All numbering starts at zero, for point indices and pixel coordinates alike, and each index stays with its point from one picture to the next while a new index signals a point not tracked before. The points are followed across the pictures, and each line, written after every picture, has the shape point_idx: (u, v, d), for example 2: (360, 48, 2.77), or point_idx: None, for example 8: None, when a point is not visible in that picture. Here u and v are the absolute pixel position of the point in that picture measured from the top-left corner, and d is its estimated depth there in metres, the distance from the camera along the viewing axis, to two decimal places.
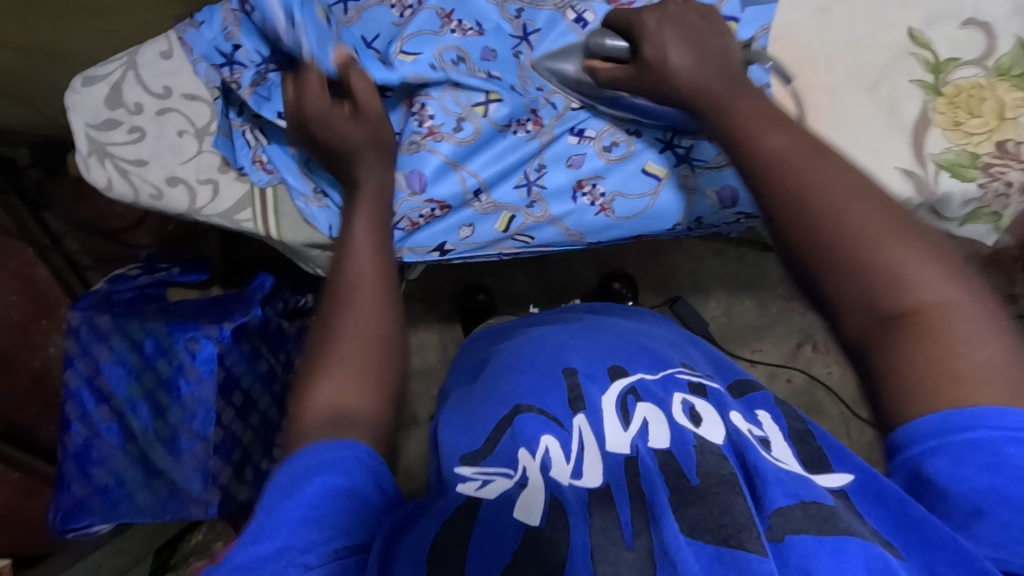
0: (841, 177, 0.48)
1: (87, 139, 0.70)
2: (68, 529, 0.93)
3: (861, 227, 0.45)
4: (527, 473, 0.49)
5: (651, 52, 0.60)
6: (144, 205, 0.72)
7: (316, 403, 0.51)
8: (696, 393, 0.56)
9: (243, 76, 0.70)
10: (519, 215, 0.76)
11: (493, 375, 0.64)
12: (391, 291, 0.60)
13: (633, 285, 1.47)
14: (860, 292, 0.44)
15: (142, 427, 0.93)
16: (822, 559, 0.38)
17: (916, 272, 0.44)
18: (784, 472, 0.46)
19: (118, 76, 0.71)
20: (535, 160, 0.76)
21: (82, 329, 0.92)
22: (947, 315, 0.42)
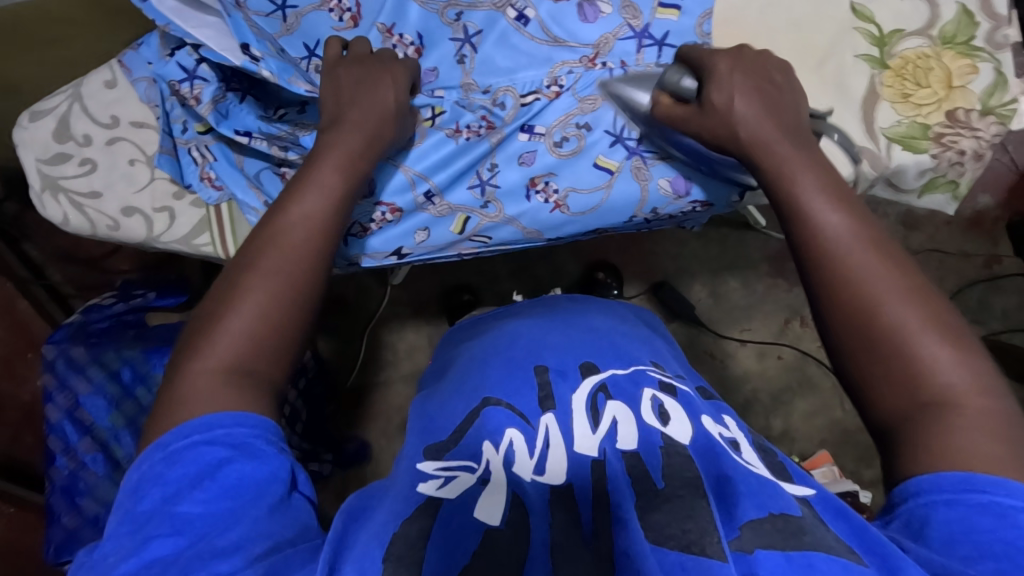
0: (894, 268, 0.51)
1: (39, 175, 0.70)
2: (61, 561, 0.91)
3: (906, 320, 0.49)
4: (489, 469, 0.51)
5: (716, 95, 0.61)
6: (102, 236, 0.72)
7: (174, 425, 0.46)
8: (665, 391, 0.58)
9: (204, 92, 0.68)
10: (473, 217, 0.77)
11: (463, 369, 0.65)
12: (316, 272, 0.55)
13: (617, 274, 1.47)
14: (894, 380, 0.48)
15: (127, 455, 0.93)
16: (785, 569, 0.38)
17: (948, 366, 0.47)
18: (753, 478, 0.47)
19: (64, 109, 0.71)
20: (487, 161, 0.75)
21: (58, 362, 0.93)
22: (976, 413, 0.45)
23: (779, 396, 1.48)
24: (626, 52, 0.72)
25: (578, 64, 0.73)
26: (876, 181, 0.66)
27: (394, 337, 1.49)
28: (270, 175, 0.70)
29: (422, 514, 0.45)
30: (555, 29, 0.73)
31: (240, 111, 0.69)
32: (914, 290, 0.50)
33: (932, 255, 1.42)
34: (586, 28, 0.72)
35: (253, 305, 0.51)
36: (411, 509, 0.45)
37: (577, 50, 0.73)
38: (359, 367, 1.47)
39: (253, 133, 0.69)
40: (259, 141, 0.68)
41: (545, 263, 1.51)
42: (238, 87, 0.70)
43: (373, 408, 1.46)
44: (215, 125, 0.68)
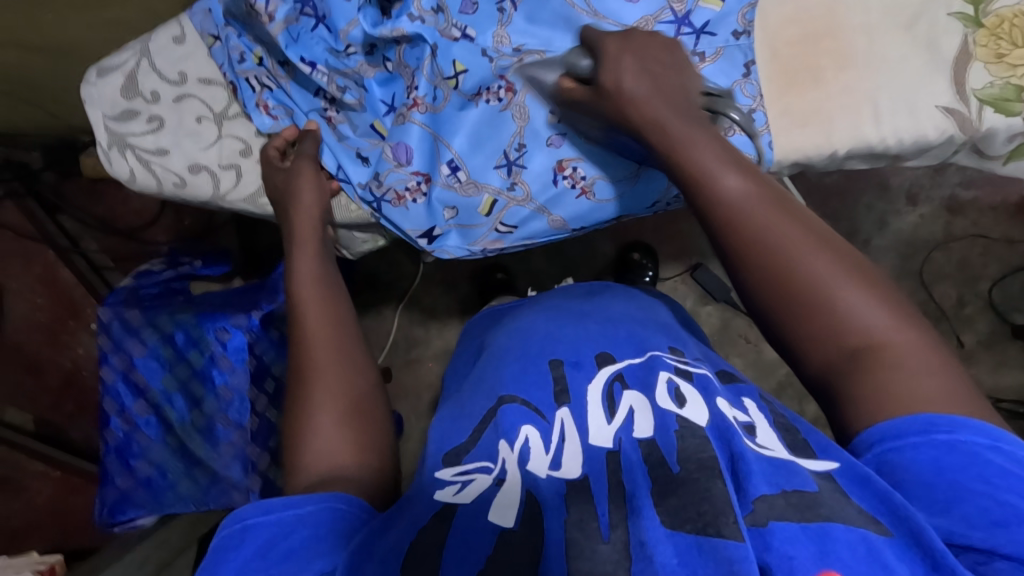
0: (800, 225, 0.49)
1: (106, 131, 0.70)
2: (115, 521, 0.94)
3: (821, 274, 0.47)
4: (505, 468, 0.47)
5: (608, 78, 0.56)
6: (168, 194, 0.71)
7: (307, 462, 0.49)
8: (681, 374, 0.53)
9: (278, 10, 0.66)
10: (500, 199, 0.67)
11: (484, 368, 0.62)
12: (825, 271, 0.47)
13: (652, 255, 1.46)
14: (823, 338, 0.46)
15: (179, 418, 0.94)
16: (802, 543, 0.37)
17: (861, 306, 0.46)
18: (767, 461, 0.43)
19: (131, 65, 0.70)
20: (514, 138, 0.66)
21: (114, 325, 0.93)
22: (905, 350, 0.44)
23: None
24: (664, 37, 0.64)
25: None
26: (961, 147, 0.65)
27: (426, 314, 1.50)
28: (317, 119, 0.70)
29: (438, 525, 0.43)
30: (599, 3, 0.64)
31: (309, 41, 0.67)
32: (824, 243, 0.48)
33: (976, 241, 1.39)
34: (629, 7, 0.64)
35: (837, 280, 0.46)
36: (432, 518, 0.44)
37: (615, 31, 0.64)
38: (391, 345, 1.49)
39: (317, 66, 0.67)
40: (321, 75, 0.67)
41: (578, 243, 1.50)
42: (313, 10, 0.67)
43: (404, 383, 1.49)
44: (283, 48, 0.67)
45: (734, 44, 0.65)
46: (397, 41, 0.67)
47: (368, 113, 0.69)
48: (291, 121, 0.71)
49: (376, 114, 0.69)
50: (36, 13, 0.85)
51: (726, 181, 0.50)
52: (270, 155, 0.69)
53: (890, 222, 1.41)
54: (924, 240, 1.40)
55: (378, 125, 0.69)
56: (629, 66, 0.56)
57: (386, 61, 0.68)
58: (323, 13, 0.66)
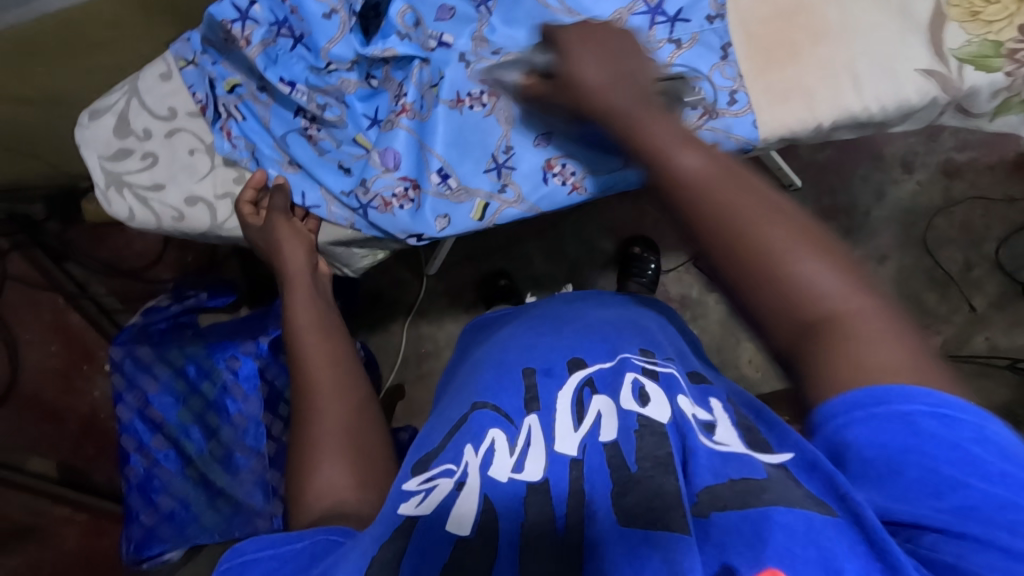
0: (756, 198, 0.45)
1: (102, 172, 0.71)
2: (142, 558, 0.93)
3: (778, 245, 0.43)
4: (466, 472, 0.47)
5: (563, 64, 0.55)
6: (167, 229, 0.72)
7: (311, 497, 0.50)
8: (648, 374, 0.52)
9: (255, 33, 0.66)
10: (492, 202, 0.67)
11: (465, 377, 0.61)
12: (783, 234, 0.43)
13: (652, 248, 1.46)
14: (777, 310, 0.42)
15: (197, 449, 0.94)
16: (740, 534, 0.37)
17: (818, 276, 0.42)
18: (720, 454, 0.43)
19: (122, 105, 0.72)
20: (501, 141, 0.67)
21: (126, 362, 0.95)
22: (860, 319, 0.40)
23: None
24: (638, 28, 0.65)
25: None
26: (946, 108, 0.65)
27: (433, 326, 1.50)
28: (297, 137, 0.69)
29: (399, 536, 0.43)
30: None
31: (289, 61, 0.67)
32: (783, 213, 0.44)
33: (977, 203, 1.38)
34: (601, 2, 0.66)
35: (801, 249, 0.43)
36: (389, 532, 0.43)
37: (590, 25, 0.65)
38: (401, 361, 1.50)
39: (298, 85, 0.67)
40: (303, 93, 0.67)
41: (578, 243, 1.50)
42: (291, 32, 0.67)
43: (417, 397, 1.49)
44: (263, 69, 0.66)
45: (708, 27, 0.65)
46: (385, 60, 0.68)
47: (350, 127, 0.68)
48: (248, 154, 0.71)
49: (358, 128, 0.68)
50: (30, 67, 0.88)
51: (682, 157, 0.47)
52: (243, 212, 0.68)
53: (888, 192, 1.40)
54: (925, 207, 1.39)
55: (360, 139, 0.68)
56: (591, 48, 0.54)
57: (369, 77, 0.68)
58: (302, 32, 0.67)
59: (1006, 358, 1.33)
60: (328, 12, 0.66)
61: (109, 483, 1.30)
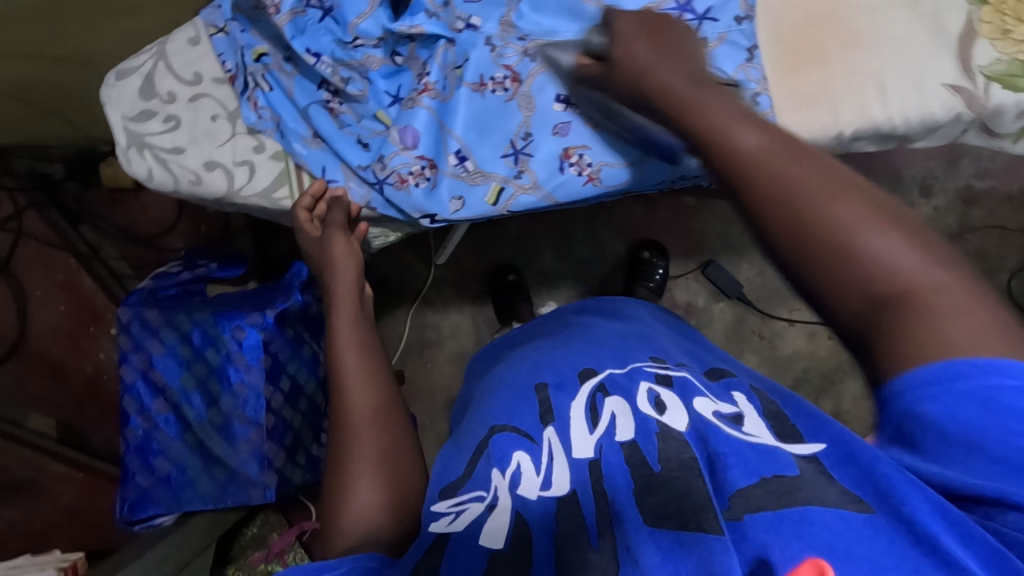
0: (819, 170, 0.42)
1: (125, 132, 0.72)
2: (135, 519, 0.95)
3: (848, 222, 0.40)
4: (498, 495, 0.47)
5: (620, 50, 0.53)
6: (184, 192, 0.73)
7: (343, 524, 0.50)
8: (660, 381, 0.54)
9: (283, 2, 0.67)
10: (508, 187, 0.67)
11: (479, 402, 0.63)
12: (850, 210, 0.40)
13: (662, 253, 1.45)
14: (851, 293, 0.39)
15: (196, 416, 0.95)
16: (777, 534, 0.37)
17: (898, 254, 0.39)
18: (755, 446, 0.44)
19: (149, 67, 0.72)
20: (521, 127, 0.67)
21: (133, 324, 0.95)
22: (937, 294, 0.38)
23: (830, 376, 1.45)
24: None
25: None
26: (970, 125, 0.65)
27: (438, 315, 1.51)
28: (319, 109, 0.69)
29: (432, 553, 0.44)
30: None
31: (315, 32, 0.67)
32: (848, 185, 0.41)
33: (994, 231, 1.37)
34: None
35: (875, 224, 0.40)
36: (426, 548, 0.45)
37: None
38: (404, 347, 1.50)
39: (322, 56, 0.67)
40: (326, 65, 0.67)
41: (588, 243, 1.50)
42: (320, 3, 0.67)
43: (417, 384, 1.50)
44: (289, 39, 0.67)
45: (736, 28, 0.65)
46: (411, 38, 0.68)
47: (371, 102, 0.68)
48: (272, 124, 0.71)
49: (380, 104, 0.69)
50: (59, 25, 0.89)
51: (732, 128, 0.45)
52: (298, 218, 0.68)
53: None
54: (940, 232, 1.38)
55: (381, 115, 0.68)
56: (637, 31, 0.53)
57: (395, 55, 0.69)
58: (331, 5, 0.67)
59: None
60: None
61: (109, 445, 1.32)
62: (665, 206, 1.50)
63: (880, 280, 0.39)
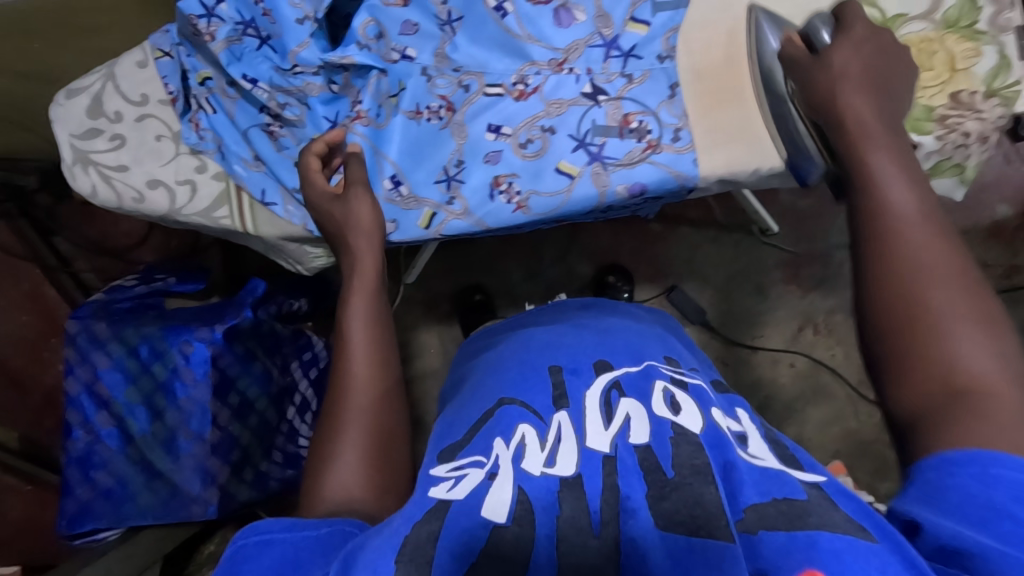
0: (949, 256, 0.46)
1: (71, 149, 0.73)
2: (75, 533, 0.94)
3: (942, 304, 0.44)
4: (498, 464, 0.49)
5: (839, 59, 0.56)
6: (128, 209, 0.74)
7: (327, 483, 0.51)
8: (676, 384, 0.54)
9: (219, 31, 0.68)
10: (440, 212, 0.69)
11: (480, 376, 0.63)
12: (954, 300, 0.45)
13: (628, 277, 1.47)
14: (921, 363, 0.44)
15: (141, 429, 0.95)
16: (789, 556, 0.38)
17: (972, 355, 0.43)
18: (758, 470, 0.46)
19: (98, 87, 0.74)
20: (454, 155, 0.69)
21: (81, 336, 0.95)
22: (999, 401, 0.41)
23: (792, 404, 1.46)
24: (593, 60, 0.68)
25: (546, 67, 0.68)
26: None
27: (405, 334, 1.52)
28: (258, 133, 0.72)
29: (431, 518, 0.44)
30: (529, 26, 0.67)
31: (253, 60, 0.70)
32: (966, 281, 0.45)
33: None
34: (558, 33, 0.67)
35: (966, 320, 0.44)
36: (422, 513, 0.45)
37: (548, 54, 0.68)
38: None
39: (259, 82, 0.69)
40: (263, 91, 0.69)
41: (556, 266, 1.52)
42: (258, 32, 0.70)
43: None
44: (225, 65, 0.69)
45: (658, 67, 0.67)
46: (344, 67, 0.69)
47: (309, 127, 0.71)
48: (214, 146, 0.73)
49: (318, 129, 0.71)
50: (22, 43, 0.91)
51: (873, 154, 0.51)
52: (309, 162, 0.65)
53: None
54: None
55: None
56: (853, 73, 0.55)
57: (332, 83, 0.70)
58: (268, 34, 0.70)
59: None
60: (300, 17, 0.68)
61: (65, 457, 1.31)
62: (632, 232, 1.53)
63: (942, 358, 0.43)
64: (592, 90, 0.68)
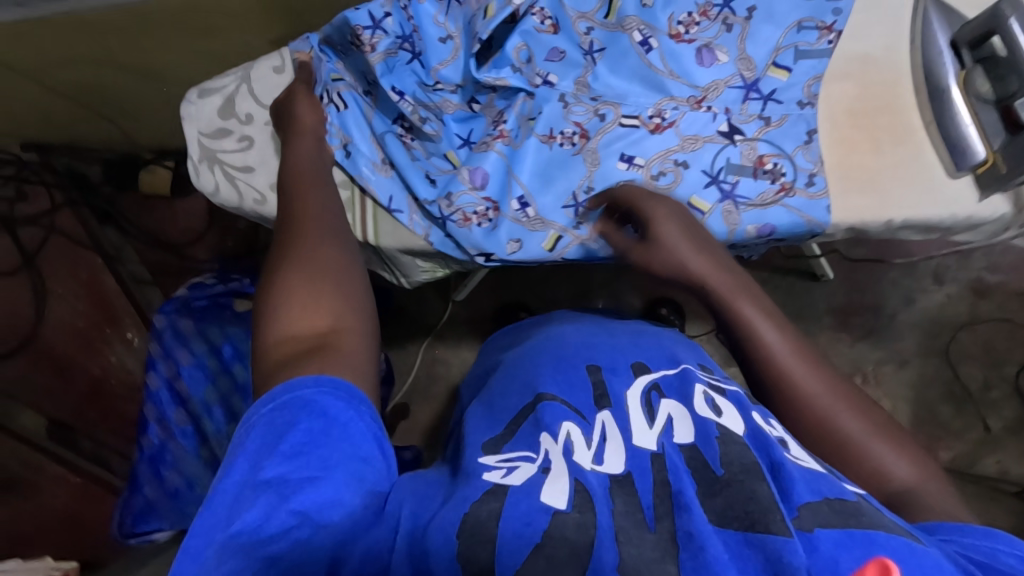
0: (753, 309, 0.56)
1: (199, 146, 0.74)
2: (135, 532, 0.92)
3: (856, 432, 0.49)
4: (550, 458, 0.45)
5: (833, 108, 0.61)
6: (247, 210, 0.75)
7: (280, 325, 0.48)
8: (716, 390, 0.52)
9: (380, 43, 0.70)
10: (565, 236, 0.70)
11: (511, 366, 0.61)
12: (813, 356, 0.54)
13: (679, 311, 1.47)
14: (800, 422, 0.51)
15: (215, 430, 0.93)
16: (850, 548, 0.37)
17: (845, 415, 0.50)
18: (806, 470, 0.44)
19: (232, 89, 0.75)
20: (584, 181, 0.70)
21: (166, 332, 0.95)
22: (880, 451, 0.49)
23: None
24: (732, 100, 0.70)
25: (685, 103, 0.70)
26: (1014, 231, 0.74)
27: (449, 352, 1.51)
28: (393, 139, 0.72)
29: (492, 498, 0.41)
30: (672, 63, 0.70)
31: (400, 74, 0.71)
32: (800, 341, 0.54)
33: (1002, 324, 1.41)
34: (700, 70, 0.71)
35: (812, 379, 0.52)
36: (477, 496, 0.41)
37: (686, 90, 0.70)
38: (412, 379, 1.50)
39: (405, 95, 0.71)
40: (409, 103, 0.71)
41: (606, 295, 1.52)
42: (411, 47, 0.71)
43: (420, 418, 1.49)
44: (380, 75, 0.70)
45: (798, 113, 0.69)
46: (491, 89, 0.72)
47: (443, 143, 0.72)
48: (340, 143, 0.71)
49: (450, 145, 0.72)
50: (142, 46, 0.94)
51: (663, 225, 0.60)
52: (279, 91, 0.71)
53: (917, 299, 1.43)
54: (950, 320, 1.42)
55: (450, 156, 0.72)
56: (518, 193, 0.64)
57: (473, 102, 0.73)
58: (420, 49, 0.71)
59: (1020, 486, 1.33)
60: (445, 37, 0.72)
61: (96, 450, 1.27)
62: None
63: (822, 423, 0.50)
64: (729, 129, 0.69)
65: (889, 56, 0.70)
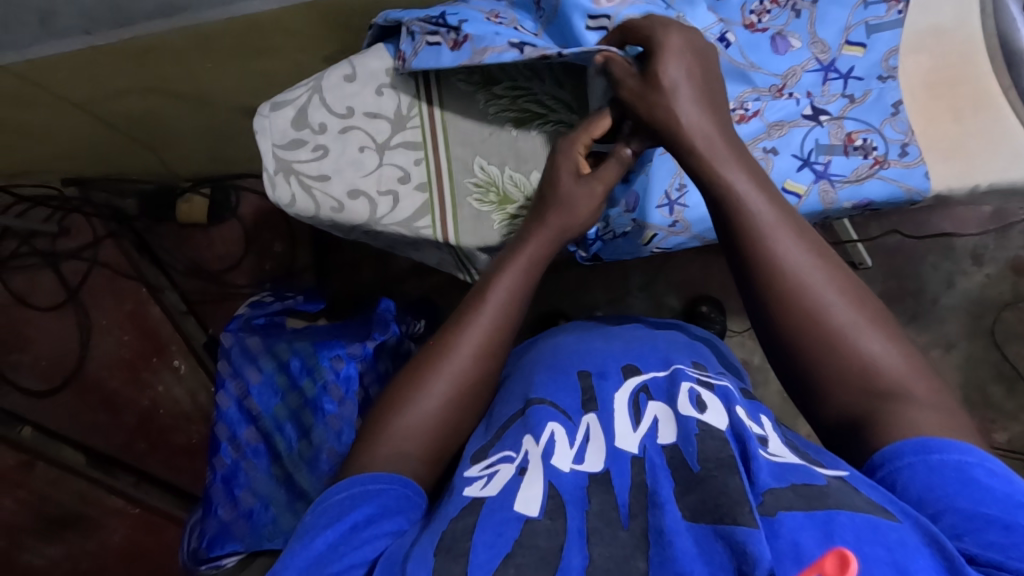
0: (794, 239, 0.52)
1: (273, 158, 0.74)
2: (207, 557, 0.88)
3: (878, 355, 0.48)
4: (527, 458, 0.49)
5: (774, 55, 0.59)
6: (324, 219, 0.75)
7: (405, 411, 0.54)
8: (703, 385, 0.52)
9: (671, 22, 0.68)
10: (661, 233, 0.75)
11: (518, 376, 0.65)
12: (844, 282, 0.51)
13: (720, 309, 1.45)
14: (819, 346, 0.49)
15: (288, 447, 0.92)
16: (813, 533, 0.37)
17: (870, 343, 0.48)
18: (778, 465, 0.43)
19: (303, 99, 0.75)
20: (676, 179, 0.74)
21: (234, 349, 0.96)
22: (903, 378, 0.47)
23: None
24: (812, 84, 0.73)
25: (766, 93, 0.73)
26: None
27: None
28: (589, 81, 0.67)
29: (467, 513, 0.44)
30: (752, 55, 0.72)
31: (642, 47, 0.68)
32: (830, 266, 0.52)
33: None
34: (776, 59, 0.73)
35: (837, 306, 0.50)
36: (459, 509, 0.45)
37: (768, 80, 0.73)
38: None
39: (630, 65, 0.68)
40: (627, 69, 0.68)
41: (644, 297, 1.51)
42: None
43: None
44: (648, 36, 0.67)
45: (880, 86, 0.72)
46: None
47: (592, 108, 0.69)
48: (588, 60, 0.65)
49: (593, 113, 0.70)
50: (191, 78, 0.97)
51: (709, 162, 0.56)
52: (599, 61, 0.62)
53: (957, 282, 1.40)
54: (993, 299, 1.39)
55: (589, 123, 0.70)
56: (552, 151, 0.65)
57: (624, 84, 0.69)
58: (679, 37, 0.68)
59: None
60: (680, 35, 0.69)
61: (135, 483, 1.28)
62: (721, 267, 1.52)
63: (833, 350, 0.49)
64: (813, 112, 0.72)
65: (961, 29, 0.73)
